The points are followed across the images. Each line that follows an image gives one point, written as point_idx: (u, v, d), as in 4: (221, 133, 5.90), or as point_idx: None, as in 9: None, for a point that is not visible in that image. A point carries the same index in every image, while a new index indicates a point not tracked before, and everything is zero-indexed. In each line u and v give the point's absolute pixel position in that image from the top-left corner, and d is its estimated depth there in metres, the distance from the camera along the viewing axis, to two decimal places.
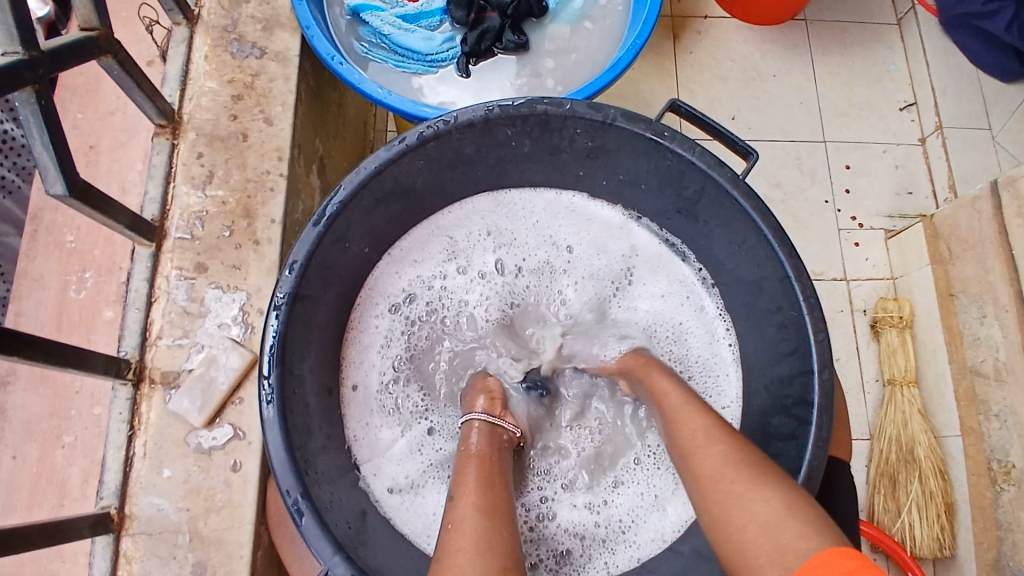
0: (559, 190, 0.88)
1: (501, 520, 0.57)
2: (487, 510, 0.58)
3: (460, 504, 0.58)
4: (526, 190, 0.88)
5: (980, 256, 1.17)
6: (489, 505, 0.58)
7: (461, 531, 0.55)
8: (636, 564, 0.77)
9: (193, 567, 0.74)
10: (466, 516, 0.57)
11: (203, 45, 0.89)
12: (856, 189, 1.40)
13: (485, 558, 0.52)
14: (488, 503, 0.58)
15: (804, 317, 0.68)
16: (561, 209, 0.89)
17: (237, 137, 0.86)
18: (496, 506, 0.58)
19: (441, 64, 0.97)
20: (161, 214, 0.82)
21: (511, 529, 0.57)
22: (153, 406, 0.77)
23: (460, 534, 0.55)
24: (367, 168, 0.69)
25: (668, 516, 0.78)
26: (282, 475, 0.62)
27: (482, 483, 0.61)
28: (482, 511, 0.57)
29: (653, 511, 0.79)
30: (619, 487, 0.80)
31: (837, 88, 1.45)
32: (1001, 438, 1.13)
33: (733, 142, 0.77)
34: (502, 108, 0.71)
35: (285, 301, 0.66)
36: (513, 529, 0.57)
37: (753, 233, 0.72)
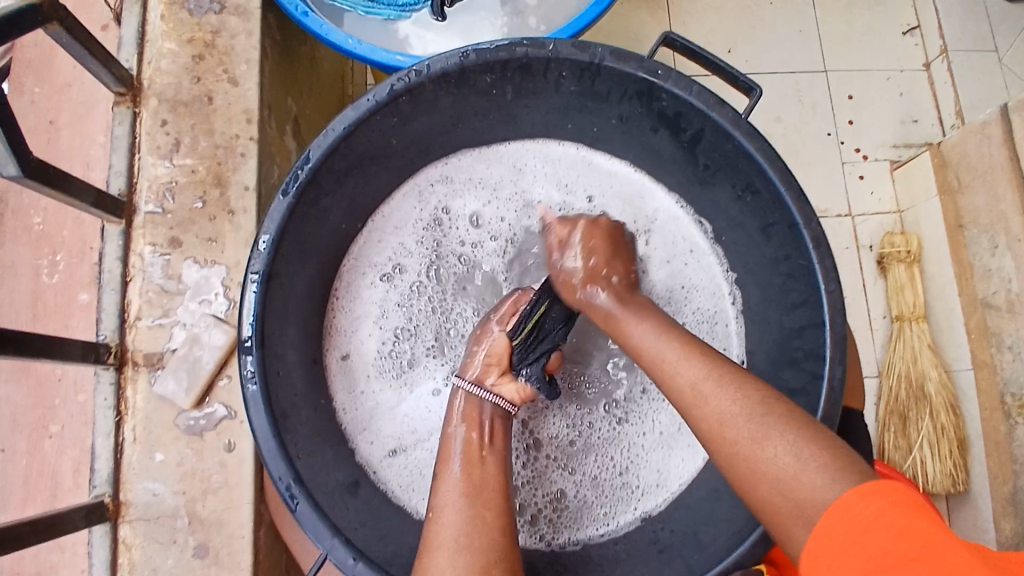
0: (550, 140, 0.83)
1: (487, 503, 0.55)
2: (471, 493, 0.56)
3: (445, 488, 0.57)
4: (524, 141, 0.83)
5: (990, 183, 1.12)
6: (474, 486, 0.57)
7: (449, 518, 0.54)
8: (641, 522, 0.76)
9: (196, 550, 0.72)
10: (450, 501, 0.55)
11: (157, 2, 0.82)
12: (858, 120, 1.34)
13: (466, 553, 0.52)
14: (472, 485, 0.57)
15: (813, 260, 0.65)
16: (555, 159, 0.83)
17: (201, 101, 0.80)
18: (481, 486, 0.57)
19: (413, 8, 0.90)
20: (129, 189, 0.78)
21: (499, 511, 0.55)
22: (139, 390, 0.75)
23: (447, 520, 0.54)
24: (336, 128, 0.64)
25: (671, 464, 0.78)
26: (271, 460, 0.59)
27: (467, 461, 0.59)
28: (466, 494, 0.56)
29: (656, 456, 0.78)
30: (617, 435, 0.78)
31: (837, 13, 1.38)
32: (1014, 370, 1.10)
33: (731, 78, 0.71)
34: (478, 54, 0.65)
35: (261, 276, 0.62)
36: (502, 510, 0.55)
37: (756, 174, 0.67)
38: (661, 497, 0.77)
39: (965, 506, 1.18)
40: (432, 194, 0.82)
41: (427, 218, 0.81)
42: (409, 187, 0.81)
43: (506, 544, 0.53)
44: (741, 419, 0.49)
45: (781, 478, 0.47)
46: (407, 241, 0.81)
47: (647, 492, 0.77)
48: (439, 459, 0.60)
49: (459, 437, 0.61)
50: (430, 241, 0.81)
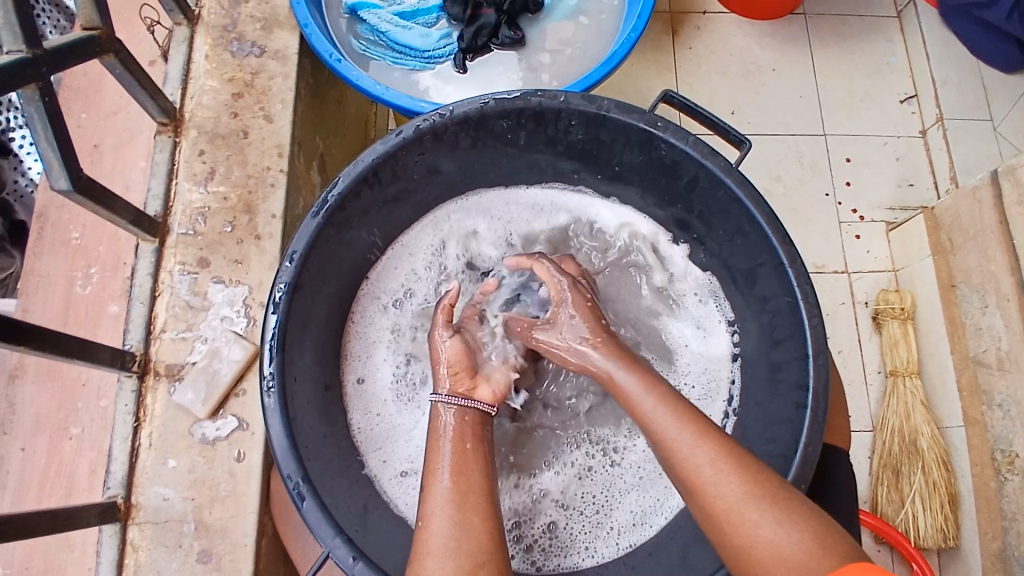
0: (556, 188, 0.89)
1: (473, 509, 0.57)
2: (457, 500, 0.58)
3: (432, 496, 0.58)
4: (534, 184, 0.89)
5: (981, 245, 1.17)
6: (460, 493, 0.58)
7: (434, 524, 0.56)
8: (625, 551, 0.78)
9: (199, 555, 0.75)
10: (436, 510, 0.57)
11: (204, 44, 0.90)
12: (856, 181, 1.40)
13: (455, 556, 0.54)
14: (459, 492, 0.58)
15: (798, 301, 0.69)
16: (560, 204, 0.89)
17: (238, 134, 0.87)
18: (467, 492, 0.58)
19: (438, 60, 0.98)
20: (164, 211, 0.84)
21: (483, 518, 0.57)
22: (158, 398, 0.79)
23: (435, 528, 0.56)
24: (365, 160, 0.70)
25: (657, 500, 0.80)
26: (283, 459, 0.63)
27: (456, 470, 0.60)
28: (453, 500, 0.58)
29: (643, 492, 0.80)
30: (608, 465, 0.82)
31: (837, 80, 1.45)
32: (1004, 428, 1.13)
33: (725, 131, 0.77)
34: (497, 101, 0.72)
35: (286, 289, 0.67)
36: (486, 519, 0.57)
37: (747, 219, 0.72)
38: (645, 530, 0.79)
39: (956, 563, 1.19)
40: (446, 233, 0.88)
41: (440, 255, 0.87)
42: (424, 222, 0.87)
43: (492, 548, 0.55)
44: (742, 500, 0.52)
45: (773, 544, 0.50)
46: (421, 272, 0.86)
47: (632, 526, 0.79)
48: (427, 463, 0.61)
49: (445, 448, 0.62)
50: (443, 273, 0.87)
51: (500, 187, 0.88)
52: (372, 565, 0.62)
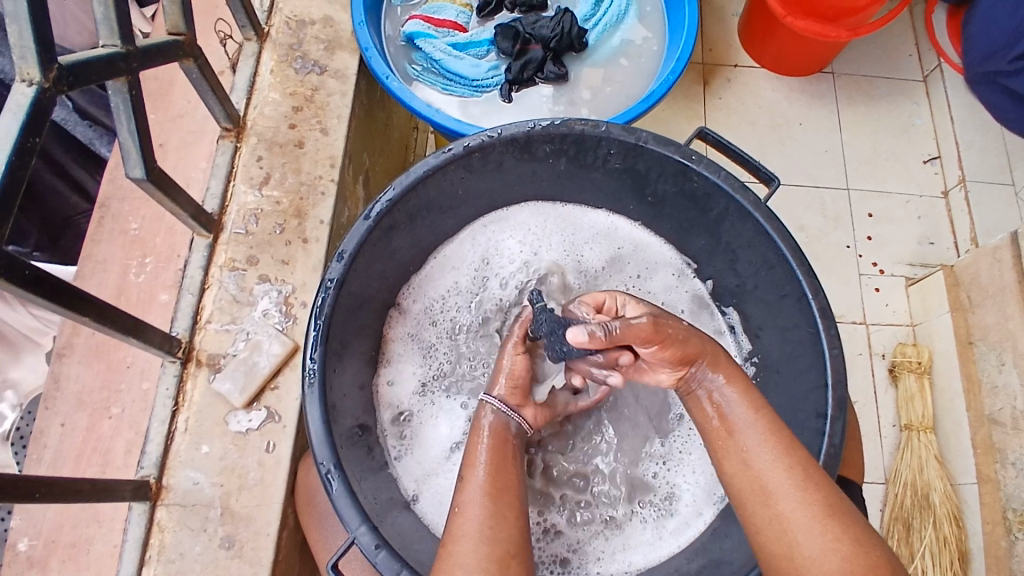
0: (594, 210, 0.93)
1: (507, 502, 0.61)
2: (493, 494, 0.61)
3: (467, 490, 0.62)
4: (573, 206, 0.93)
5: (999, 304, 1.19)
6: (496, 488, 0.62)
7: (467, 515, 0.60)
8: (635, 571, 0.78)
9: (222, 540, 0.78)
10: (472, 500, 0.61)
11: (270, 60, 0.97)
12: (877, 236, 1.43)
13: (489, 543, 0.58)
14: (494, 486, 0.62)
15: (820, 332, 0.72)
16: (598, 224, 0.93)
17: (294, 144, 0.93)
18: (503, 489, 0.61)
19: (486, 89, 1.04)
20: (220, 209, 0.89)
21: (515, 513, 0.60)
22: (198, 384, 0.83)
23: (468, 521, 0.59)
24: (416, 172, 0.75)
25: (680, 521, 0.80)
26: (318, 444, 0.66)
27: (492, 466, 0.63)
28: (488, 495, 0.61)
29: (664, 512, 0.81)
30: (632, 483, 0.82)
31: (862, 138, 1.50)
32: (1017, 487, 1.13)
33: (757, 169, 0.81)
34: (543, 126, 0.77)
35: (334, 285, 0.71)
36: (518, 515, 0.61)
37: (773, 252, 0.76)
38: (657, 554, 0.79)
39: None
40: (483, 247, 0.91)
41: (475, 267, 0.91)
42: (465, 234, 0.91)
43: (521, 543, 0.59)
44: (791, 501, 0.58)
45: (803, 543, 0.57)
46: (458, 281, 0.90)
47: (649, 545, 0.79)
48: (466, 460, 0.65)
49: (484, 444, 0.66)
50: (478, 282, 0.90)
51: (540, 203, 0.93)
52: (395, 555, 0.64)
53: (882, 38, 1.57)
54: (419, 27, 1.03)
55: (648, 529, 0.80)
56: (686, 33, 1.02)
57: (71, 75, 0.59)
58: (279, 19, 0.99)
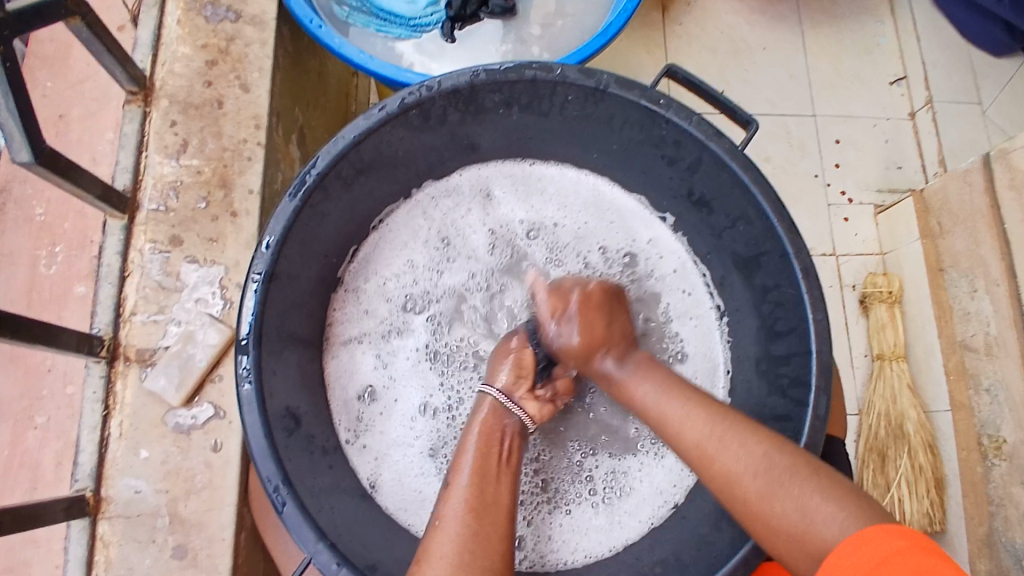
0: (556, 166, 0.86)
1: (490, 521, 0.55)
2: (475, 510, 0.56)
3: (449, 503, 0.57)
4: (535, 163, 0.85)
5: (970, 229, 1.16)
6: (480, 503, 0.56)
7: (448, 528, 0.55)
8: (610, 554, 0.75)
9: (174, 551, 0.71)
10: (454, 513, 0.56)
11: (175, 8, 0.84)
12: (844, 163, 1.39)
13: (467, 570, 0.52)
14: (478, 501, 0.56)
15: (802, 288, 0.67)
16: (560, 184, 0.86)
17: (211, 104, 0.82)
18: (487, 506, 0.56)
19: (425, 28, 0.93)
20: (134, 185, 0.79)
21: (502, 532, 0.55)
22: (128, 385, 0.74)
23: (444, 538, 0.54)
24: (346, 137, 0.66)
25: (636, 501, 0.77)
26: (261, 459, 0.59)
27: (476, 479, 0.58)
28: (471, 511, 0.56)
29: (620, 493, 0.77)
30: (589, 464, 0.78)
31: (827, 61, 1.43)
32: (991, 413, 1.12)
33: (731, 111, 0.73)
34: (489, 74, 0.68)
35: (262, 278, 0.63)
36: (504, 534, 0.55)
37: (750, 203, 0.70)
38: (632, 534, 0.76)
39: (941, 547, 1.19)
40: (435, 216, 0.84)
41: (431, 237, 0.83)
42: (413, 203, 0.84)
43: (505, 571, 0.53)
44: (770, 489, 0.52)
45: (810, 515, 0.51)
46: (411, 255, 0.83)
47: (607, 530, 0.76)
48: (450, 475, 0.60)
49: (471, 451, 0.61)
50: (436, 255, 0.83)
51: (492, 162, 0.85)
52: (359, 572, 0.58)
53: None
54: None
55: (604, 512, 0.77)
56: None
57: None
58: None
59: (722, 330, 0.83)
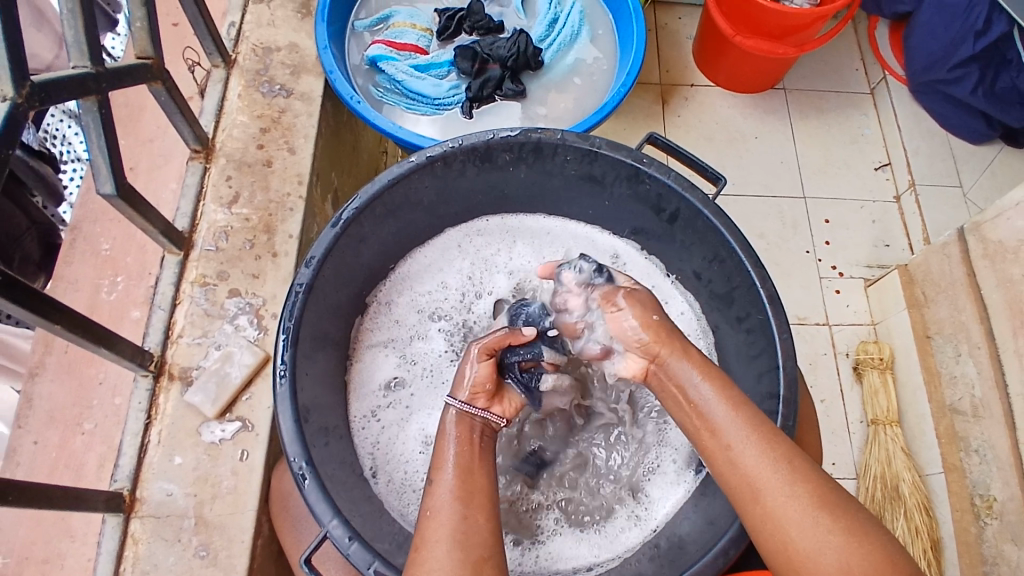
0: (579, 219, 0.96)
1: (478, 506, 0.60)
2: (463, 497, 0.60)
3: (436, 493, 0.61)
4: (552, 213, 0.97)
5: (951, 298, 1.24)
6: (466, 491, 0.61)
7: (438, 519, 0.59)
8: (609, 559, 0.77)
9: (197, 550, 0.78)
10: (443, 504, 0.60)
11: (238, 85, 1.00)
12: (834, 241, 1.49)
13: (461, 548, 0.57)
14: (464, 490, 0.61)
15: (770, 318, 0.75)
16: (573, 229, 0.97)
17: (262, 164, 0.96)
18: (472, 492, 0.61)
19: (447, 107, 1.08)
20: (191, 227, 0.91)
21: (487, 517, 0.60)
22: (170, 398, 0.84)
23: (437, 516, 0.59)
24: (381, 181, 0.79)
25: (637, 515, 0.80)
26: (290, 441, 0.68)
27: (460, 470, 0.62)
28: (458, 498, 0.60)
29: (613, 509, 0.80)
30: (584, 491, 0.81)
31: (815, 148, 1.57)
32: (981, 472, 1.17)
33: (705, 170, 0.85)
34: (502, 135, 0.81)
35: (303, 290, 0.74)
36: (487, 518, 0.60)
37: (722, 246, 0.80)
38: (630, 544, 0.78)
39: None
40: (460, 248, 0.95)
41: (456, 266, 0.94)
42: (444, 239, 0.95)
43: (492, 546, 0.59)
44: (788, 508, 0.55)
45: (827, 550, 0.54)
46: (440, 282, 0.93)
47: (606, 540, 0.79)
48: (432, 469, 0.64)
49: (451, 448, 0.65)
50: (460, 281, 0.93)
51: (522, 212, 0.96)
52: (367, 547, 0.66)
53: (829, 55, 1.65)
54: (382, 51, 1.08)
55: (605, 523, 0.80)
56: (634, 49, 1.07)
57: (43, 92, 0.62)
58: (246, 46, 1.03)
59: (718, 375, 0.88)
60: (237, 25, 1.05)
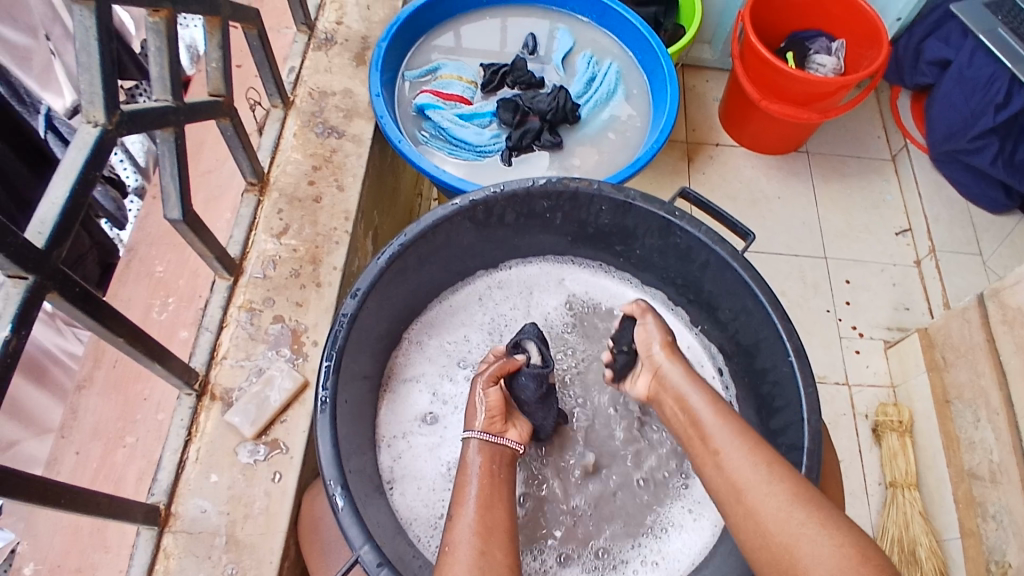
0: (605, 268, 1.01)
1: (497, 543, 0.62)
2: (483, 532, 0.62)
3: (458, 528, 0.63)
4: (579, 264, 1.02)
5: (971, 362, 1.25)
6: (486, 527, 0.63)
7: (458, 553, 0.61)
8: None
9: (226, 568, 0.79)
10: (462, 539, 0.62)
11: (294, 125, 1.07)
12: (855, 301, 1.51)
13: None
14: (485, 526, 0.63)
15: (796, 370, 0.78)
16: (600, 278, 1.01)
17: (312, 199, 1.01)
18: (492, 527, 0.63)
19: (488, 154, 1.14)
20: (241, 255, 0.96)
21: (506, 552, 0.61)
22: (211, 416, 0.87)
23: (463, 548, 0.61)
24: (426, 220, 0.83)
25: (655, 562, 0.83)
26: (326, 465, 0.70)
27: (484, 503, 0.65)
28: (479, 533, 0.62)
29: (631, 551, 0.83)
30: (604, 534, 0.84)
31: (836, 211, 1.61)
32: (998, 538, 1.16)
33: (733, 225, 0.89)
34: (541, 183, 0.85)
35: (347, 319, 0.77)
36: (509, 553, 0.62)
37: (750, 298, 0.83)
38: None
39: None
40: (490, 291, 1.00)
41: (487, 308, 0.99)
42: (474, 283, 1.00)
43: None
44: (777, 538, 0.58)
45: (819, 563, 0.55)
46: (473, 322, 0.98)
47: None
48: (456, 501, 0.66)
49: (475, 485, 0.67)
50: (490, 322, 0.97)
51: (549, 258, 1.02)
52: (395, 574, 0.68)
53: (851, 123, 1.71)
54: (429, 99, 1.15)
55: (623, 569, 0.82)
56: (668, 108, 1.13)
57: (130, 120, 0.68)
58: (304, 90, 1.10)
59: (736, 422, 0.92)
60: (297, 70, 1.13)
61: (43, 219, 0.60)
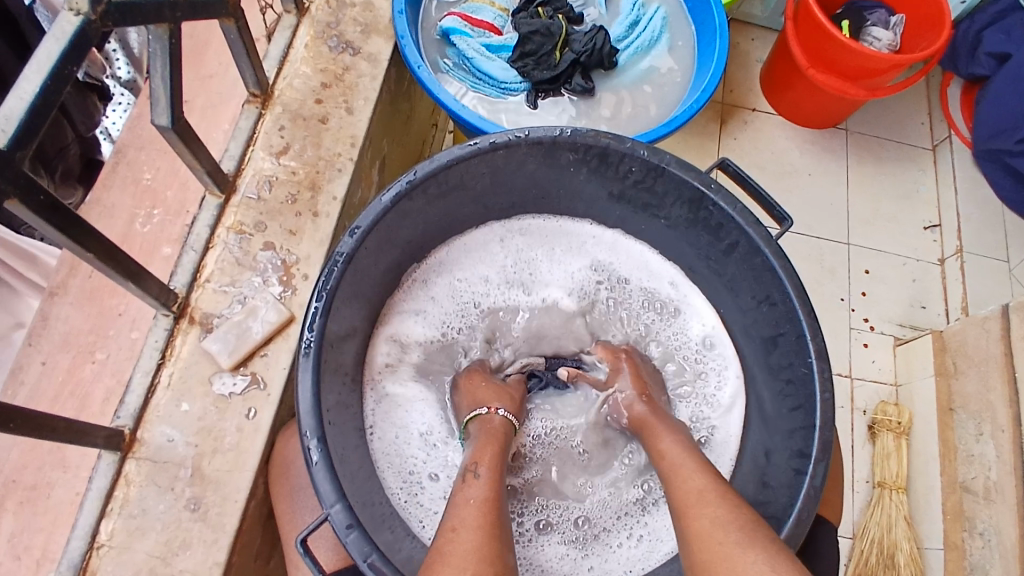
0: (626, 235, 0.94)
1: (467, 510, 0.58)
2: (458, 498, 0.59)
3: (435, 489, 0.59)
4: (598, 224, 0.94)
5: (982, 373, 1.20)
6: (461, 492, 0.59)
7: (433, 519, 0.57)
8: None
9: (189, 502, 0.76)
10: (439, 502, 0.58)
11: (306, 34, 0.97)
12: (871, 293, 1.45)
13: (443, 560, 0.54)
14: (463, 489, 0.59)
15: (814, 372, 0.72)
16: (620, 242, 0.94)
17: (318, 120, 0.93)
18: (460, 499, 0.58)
19: (512, 92, 1.06)
20: (236, 171, 0.89)
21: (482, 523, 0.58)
22: (187, 341, 0.82)
23: (439, 521, 0.57)
24: (439, 160, 0.75)
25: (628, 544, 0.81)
26: (304, 414, 0.65)
27: None
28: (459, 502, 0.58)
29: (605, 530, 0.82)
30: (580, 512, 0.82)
31: (866, 197, 1.53)
32: (981, 556, 1.15)
33: (772, 207, 0.82)
34: (570, 135, 0.78)
35: (343, 259, 0.71)
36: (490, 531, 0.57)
37: (777, 288, 0.77)
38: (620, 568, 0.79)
39: None
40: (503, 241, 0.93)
41: (497, 260, 0.93)
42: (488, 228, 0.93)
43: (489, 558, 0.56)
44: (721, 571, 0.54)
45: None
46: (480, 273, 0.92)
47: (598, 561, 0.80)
48: None
49: None
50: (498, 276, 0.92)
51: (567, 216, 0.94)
52: (365, 538, 0.64)
53: (897, 103, 1.61)
54: (455, 23, 1.05)
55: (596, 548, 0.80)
56: (713, 68, 1.03)
57: (119, 11, 0.59)
58: None
59: (732, 411, 0.88)
60: None
61: (8, 114, 0.52)
